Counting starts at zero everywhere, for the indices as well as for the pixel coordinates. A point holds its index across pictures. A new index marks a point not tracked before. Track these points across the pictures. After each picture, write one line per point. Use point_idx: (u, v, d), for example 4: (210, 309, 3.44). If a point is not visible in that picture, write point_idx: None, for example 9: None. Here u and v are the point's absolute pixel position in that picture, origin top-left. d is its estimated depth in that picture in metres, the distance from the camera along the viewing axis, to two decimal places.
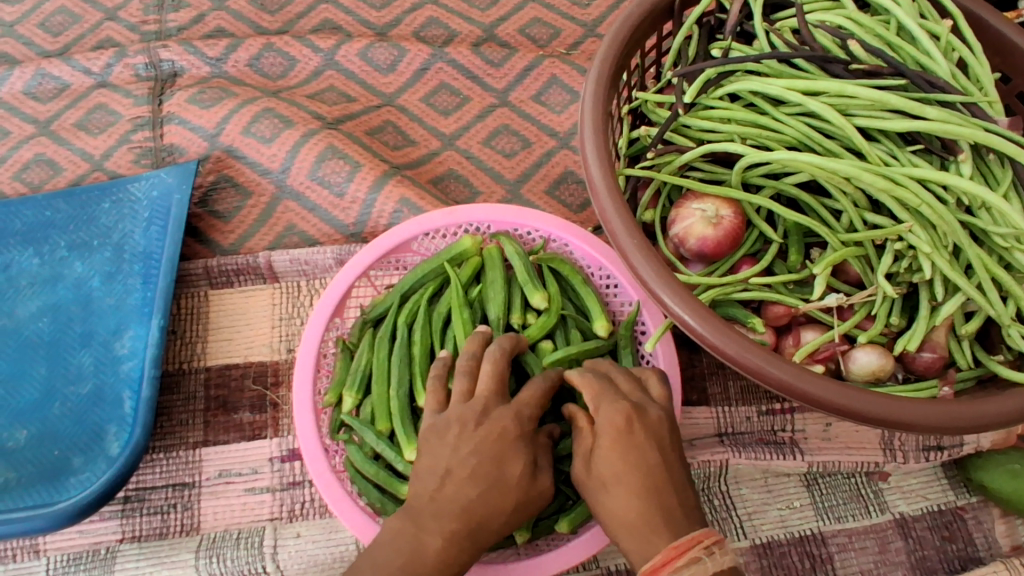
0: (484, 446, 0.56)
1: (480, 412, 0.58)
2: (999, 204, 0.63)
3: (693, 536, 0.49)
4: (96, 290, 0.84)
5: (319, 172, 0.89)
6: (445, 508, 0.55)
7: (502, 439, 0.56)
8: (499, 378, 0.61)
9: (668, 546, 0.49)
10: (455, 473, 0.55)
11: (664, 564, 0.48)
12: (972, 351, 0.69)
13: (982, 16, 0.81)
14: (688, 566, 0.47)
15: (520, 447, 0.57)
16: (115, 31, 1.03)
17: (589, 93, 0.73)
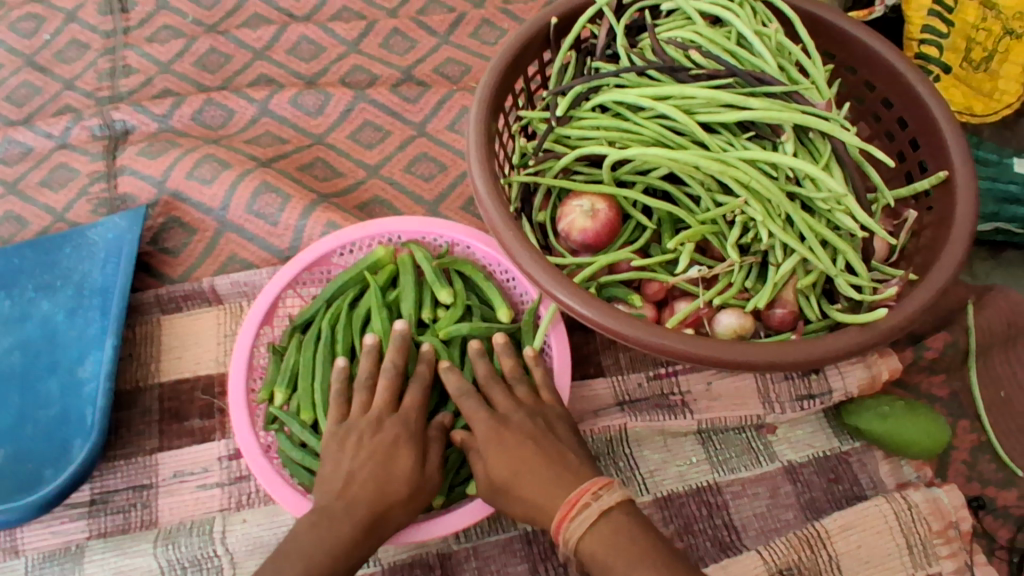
0: (384, 450, 0.68)
1: (378, 424, 0.70)
2: (816, 174, 0.73)
3: (583, 488, 0.63)
4: (61, 325, 0.93)
5: (255, 206, 1.01)
6: (354, 502, 0.65)
7: (396, 444, 0.69)
8: (391, 390, 0.73)
9: (565, 502, 0.62)
10: (358, 475, 0.67)
11: (565, 516, 0.62)
12: (819, 304, 0.79)
13: None
14: (580, 512, 0.61)
15: (408, 449, 0.69)
16: (72, 99, 1.16)
17: (472, 116, 0.84)
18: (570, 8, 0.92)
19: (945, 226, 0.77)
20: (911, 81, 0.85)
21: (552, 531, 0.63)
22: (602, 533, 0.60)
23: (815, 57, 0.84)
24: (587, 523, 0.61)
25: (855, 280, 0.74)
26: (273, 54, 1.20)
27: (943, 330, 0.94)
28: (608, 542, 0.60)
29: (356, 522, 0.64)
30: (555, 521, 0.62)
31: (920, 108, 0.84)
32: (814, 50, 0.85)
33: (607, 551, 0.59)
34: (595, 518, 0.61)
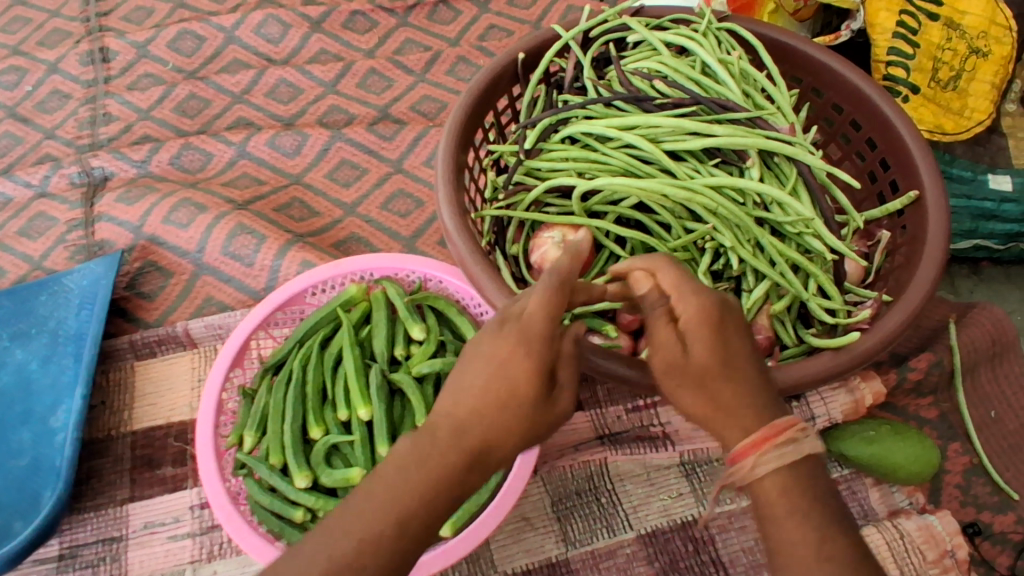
0: (505, 365, 0.48)
1: (501, 327, 0.49)
2: (784, 197, 0.73)
3: (789, 421, 0.49)
4: (34, 373, 0.92)
5: (230, 247, 1.01)
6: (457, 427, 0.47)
7: (513, 357, 0.48)
8: (546, 301, 0.49)
9: (767, 425, 0.48)
10: (472, 392, 0.48)
11: (763, 441, 0.48)
12: (794, 329, 0.77)
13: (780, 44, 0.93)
14: (788, 444, 0.47)
15: (532, 370, 0.48)
16: (53, 148, 1.18)
17: (440, 151, 0.83)
18: (537, 43, 0.92)
19: (918, 245, 0.76)
20: (877, 102, 0.84)
21: (733, 450, 0.49)
22: (795, 479, 0.47)
23: (780, 82, 0.85)
24: (785, 459, 0.47)
25: (827, 303, 0.74)
26: (251, 97, 1.21)
27: (928, 350, 0.92)
28: (805, 488, 0.47)
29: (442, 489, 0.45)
30: (749, 440, 0.48)
31: (888, 129, 0.83)
32: (778, 76, 0.85)
33: (804, 505, 0.46)
34: (800, 458, 0.48)
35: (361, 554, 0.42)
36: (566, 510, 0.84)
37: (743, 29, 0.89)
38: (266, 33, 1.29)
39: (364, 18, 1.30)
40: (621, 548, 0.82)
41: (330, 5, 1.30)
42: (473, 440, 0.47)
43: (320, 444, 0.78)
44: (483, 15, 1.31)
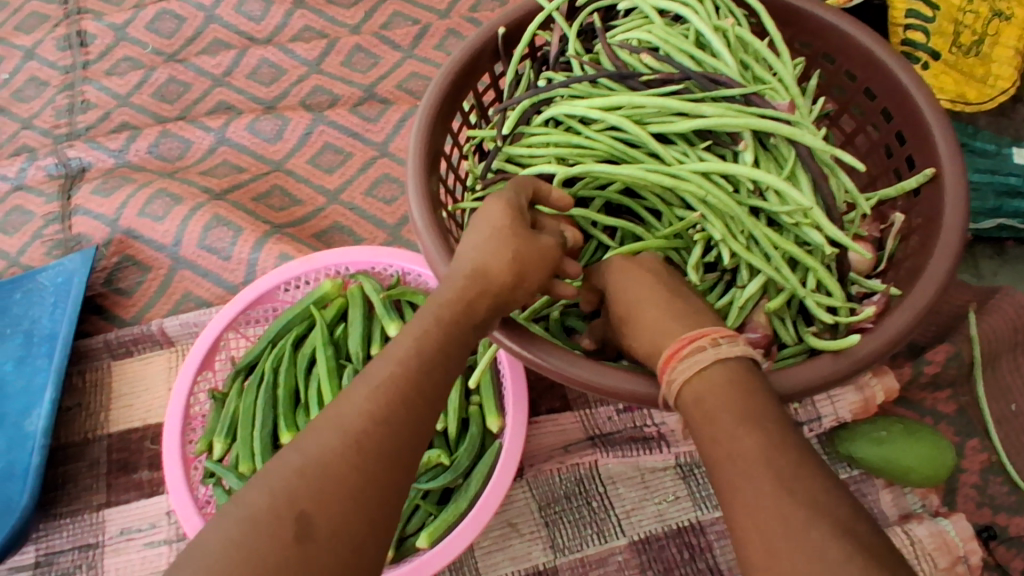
0: (490, 236, 0.57)
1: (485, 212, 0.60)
2: (778, 185, 0.66)
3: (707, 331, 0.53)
4: (8, 375, 0.90)
5: (207, 240, 0.97)
6: (446, 296, 0.55)
7: (499, 231, 0.57)
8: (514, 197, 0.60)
9: (684, 337, 0.53)
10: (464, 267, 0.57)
11: (674, 356, 0.53)
12: (795, 326, 0.70)
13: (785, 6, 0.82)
14: (697, 349, 0.51)
15: (514, 240, 0.57)
16: (30, 138, 1.14)
17: (411, 137, 0.77)
18: (517, 15, 0.85)
19: (934, 227, 0.68)
20: (892, 69, 0.76)
21: (660, 362, 0.54)
22: (707, 378, 0.50)
23: (784, 50, 0.76)
24: (697, 366, 0.51)
25: (826, 301, 0.67)
26: (232, 79, 1.16)
27: (946, 341, 0.85)
28: (717, 383, 0.49)
29: (447, 304, 0.54)
30: (663, 363, 0.54)
31: (904, 98, 0.75)
32: (781, 44, 0.77)
33: (712, 393, 0.48)
34: (711, 360, 0.50)
35: (374, 407, 0.46)
36: (554, 514, 0.79)
37: None
38: (247, 11, 1.22)
39: None
40: (612, 555, 0.77)
41: None
42: (465, 277, 0.56)
43: None
44: None
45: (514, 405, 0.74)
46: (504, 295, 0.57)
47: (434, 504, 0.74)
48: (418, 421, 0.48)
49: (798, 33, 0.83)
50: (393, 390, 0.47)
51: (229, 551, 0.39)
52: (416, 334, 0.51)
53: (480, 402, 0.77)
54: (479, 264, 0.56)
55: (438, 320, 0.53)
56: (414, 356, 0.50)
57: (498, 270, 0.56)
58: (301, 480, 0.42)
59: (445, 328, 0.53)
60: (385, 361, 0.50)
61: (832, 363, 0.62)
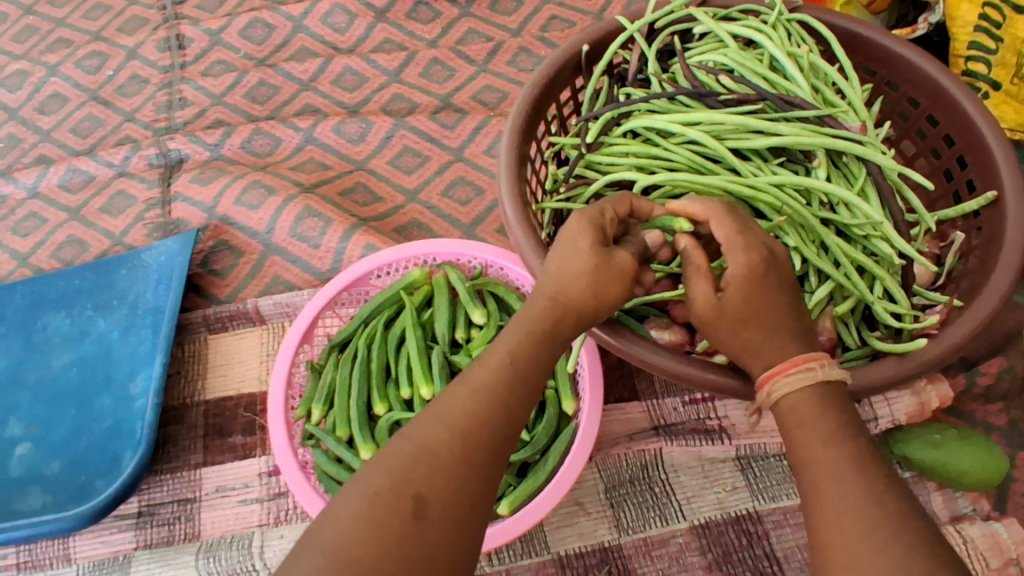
0: (570, 259, 0.57)
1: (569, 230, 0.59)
2: (852, 199, 0.72)
3: (809, 355, 0.56)
4: (115, 342, 0.99)
5: (298, 229, 1.04)
6: (532, 311, 0.57)
7: (579, 254, 0.57)
8: (596, 220, 0.59)
9: (787, 359, 0.56)
10: (545, 287, 0.58)
11: (776, 373, 0.55)
12: (858, 331, 0.75)
13: (854, 38, 0.88)
14: (800, 371, 0.54)
15: (592, 265, 0.56)
16: (132, 130, 1.23)
17: (503, 141, 0.85)
18: (600, 34, 0.93)
19: (994, 245, 0.74)
20: (957, 98, 0.82)
21: (758, 379, 0.57)
22: (812, 399, 0.54)
23: (853, 76, 0.83)
24: (801, 383, 0.54)
25: (893, 307, 0.72)
26: (318, 85, 1.24)
27: (999, 355, 0.91)
28: (820, 407, 0.53)
29: (530, 325, 0.56)
30: (767, 374, 0.56)
31: (967, 126, 0.81)
32: (851, 70, 0.83)
33: (818, 419, 0.53)
34: (815, 382, 0.54)
35: (476, 405, 0.52)
36: (619, 497, 0.85)
37: (816, 21, 0.88)
38: (333, 22, 1.30)
39: (428, 8, 1.31)
40: (674, 537, 0.82)
41: None
42: (546, 297, 0.57)
43: (383, 421, 0.81)
44: (545, 6, 1.30)
45: (590, 390, 0.80)
46: (585, 315, 0.58)
47: (513, 477, 0.80)
48: (515, 419, 0.53)
49: (864, 62, 0.90)
50: (492, 394, 0.53)
51: (355, 519, 0.46)
52: (510, 341, 0.56)
53: (556, 387, 0.83)
54: (556, 288, 0.57)
55: (530, 333, 0.56)
56: (509, 361, 0.55)
57: (575, 294, 0.57)
58: (413, 468, 0.49)
59: (535, 339, 0.56)
60: (484, 365, 0.55)
61: (900, 364, 0.67)
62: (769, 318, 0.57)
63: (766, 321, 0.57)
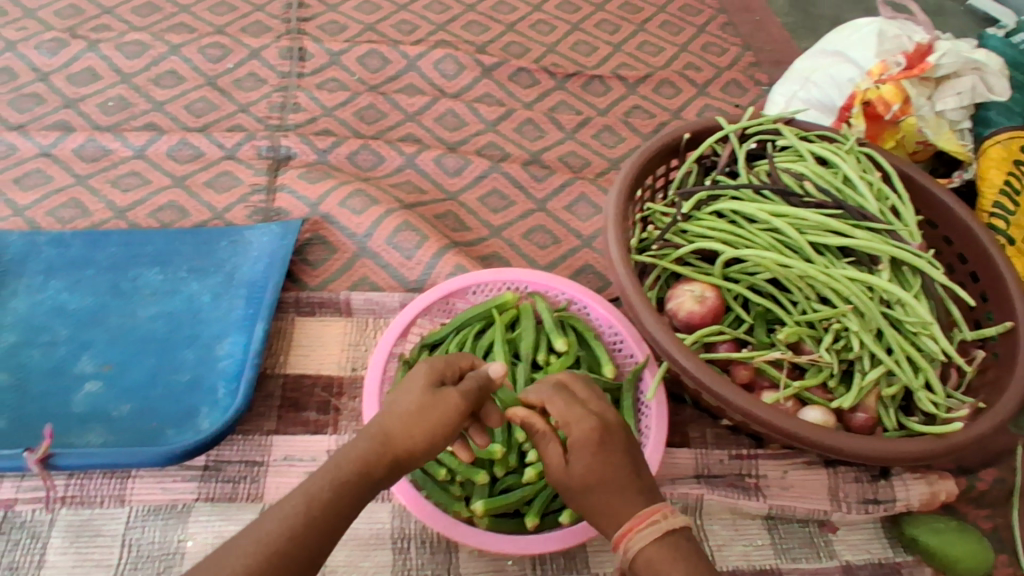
0: (406, 404, 0.65)
1: (408, 380, 0.68)
2: (910, 300, 0.87)
3: (654, 508, 0.65)
4: (205, 305, 1.04)
5: (395, 239, 1.14)
6: (360, 441, 0.64)
7: (416, 401, 0.65)
8: (435, 371, 0.69)
9: (635, 515, 0.64)
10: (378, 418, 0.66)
11: (629, 529, 0.64)
12: (896, 416, 0.91)
13: (909, 177, 1.06)
14: (649, 525, 0.63)
15: (423, 411, 0.65)
16: (244, 120, 1.33)
17: (613, 196, 0.98)
18: (700, 127, 1.09)
19: (1010, 374, 0.88)
20: (994, 259, 0.97)
21: (614, 536, 0.65)
22: (664, 549, 0.62)
23: (908, 204, 1.01)
24: (650, 536, 0.63)
25: (932, 397, 0.87)
26: (422, 118, 1.37)
27: (995, 467, 1.04)
28: (677, 552, 0.62)
29: (350, 461, 0.62)
30: (619, 534, 0.64)
31: (999, 283, 0.96)
32: (907, 199, 1.01)
33: (674, 563, 0.61)
34: (661, 533, 0.63)
35: (281, 534, 0.57)
36: None
37: (878, 156, 1.06)
38: (442, 69, 1.46)
39: (528, 75, 1.48)
40: None
41: (501, 59, 1.49)
42: (375, 436, 0.64)
43: None
44: (631, 96, 1.48)
45: (657, 427, 0.88)
46: (405, 459, 0.65)
47: None
48: (313, 552, 0.58)
49: (915, 199, 1.07)
50: (290, 531, 0.57)
51: None
52: (329, 471, 0.61)
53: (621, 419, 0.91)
54: (389, 429, 0.64)
55: (353, 465, 0.62)
56: (324, 491, 0.60)
57: (405, 433, 0.64)
58: None
59: (352, 474, 0.62)
60: (299, 493, 0.60)
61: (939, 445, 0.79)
62: (608, 459, 0.67)
63: (607, 469, 0.67)
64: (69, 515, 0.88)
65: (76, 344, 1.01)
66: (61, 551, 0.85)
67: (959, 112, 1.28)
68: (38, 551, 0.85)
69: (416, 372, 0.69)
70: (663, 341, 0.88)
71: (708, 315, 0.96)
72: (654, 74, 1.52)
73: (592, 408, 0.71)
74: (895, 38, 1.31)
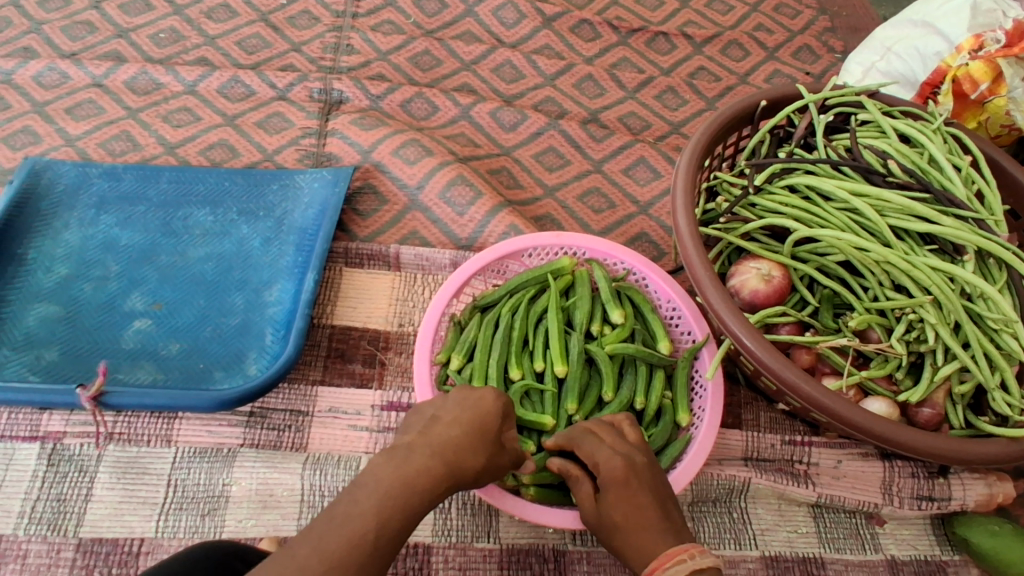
0: (472, 428, 0.70)
1: (473, 403, 0.73)
2: (995, 295, 0.82)
3: (683, 546, 0.62)
4: (256, 249, 1.03)
5: (448, 194, 1.11)
6: (430, 448, 0.67)
7: (482, 428, 0.71)
8: (499, 403, 0.74)
9: (664, 554, 0.62)
10: (442, 429, 0.69)
11: (656, 567, 0.62)
12: (964, 414, 0.87)
13: (998, 163, 1.00)
14: (675, 564, 0.61)
15: (488, 443, 0.71)
16: (297, 60, 1.29)
17: (683, 164, 0.93)
18: (779, 95, 1.02)
19: None
20: None
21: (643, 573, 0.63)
22: None
23: (996, 190, 0.94)
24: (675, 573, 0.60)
25: (1008, 398, 0.83)
26: (478, 68, 1.32)
27: None
28: None
29: (416, 476, 0.65)
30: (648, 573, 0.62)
31: None
32: (996, 185, 0.95)
33: None
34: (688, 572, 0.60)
35: (361, 528, 0.59)
36: (700, 512, 0.90)
37: (967, 136, 0.99)
38: (502, 17, 1.40)
39: (590, 28, 1.40)
40: (744, 562, 0.87)
41: (564, 8, 1.41)
42: (445, 454, 0.67)
43: (519, 384, 0.86)
44: (697, 56, 1.40)
45: (711, 409, 0.86)
46: (462, 483, 0.69)
47: None
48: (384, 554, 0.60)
49: (1003, 188, 1.01)
50: (372, 529, 0.60)
51: None
52: (404, 477, 0.64)
53: (673, 397, 0.89)
54: (459, 452, 0.68)
55: (427, 473, 0.65)
56: (399, 493, 0.63)
57: (469, 461, 0.68)
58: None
59: (423, 484, 0.65)
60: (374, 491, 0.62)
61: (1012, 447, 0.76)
62: (635, 492, 0.68)
63: (635, 501, 0.67)
64: (117, 452, 0.89)
65: (126, 280, 1.01)
66: (108, 486, 0.86)
67: None
68: (85, 485, 0.86)
69: (480, 397, 0.74)
70: (724, 315, 0.84)
71: (773, 296, 0.91)
72: (723, 34, 1.43)
73: (619, 447, 0.72)
74: (989, 12, 1.20)
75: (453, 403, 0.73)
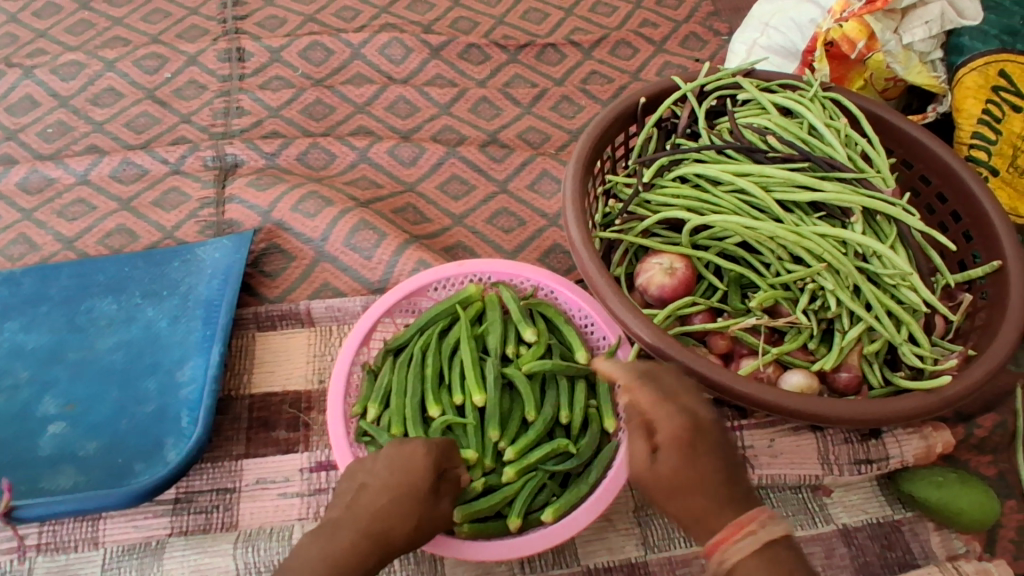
0: (399, 493, 0.68)
1: (401, 464, 0.70)
2: (885, 252, 0.83)
3: (752, 516, 0.60)
4: (163, 329, 1.01)
5: (352, 240, 1.10)
6: (355, 518, 0.67)
7: (408, 491, 0.69)
8: (427, 458, 0.71)
9: (733, 523, 0.60)
10: (368, 497, 0.68)
11: (725, 539, 0.59)
12: (881, 372, 0.88)
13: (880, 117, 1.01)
14: (746, 538, 0.58)
15: (417, 508, 0.68)
16: (188, 131, 1.28)
17: (569, 174, 0.93)
18: (656, 90, 1.03)
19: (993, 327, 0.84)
20: (981, 201, 0.93)
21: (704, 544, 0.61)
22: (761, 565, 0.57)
23: (879, 147, 0.95)
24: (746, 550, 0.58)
25: (917, 350, 0.84)
26: (372, 109, 1.32)
27: (992, 411, 1.01)
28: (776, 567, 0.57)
29: (342, 553, 0.65)
30: (714, 541, 0.60)
31: (986, 223, 0.92)
32: (878, 142, 0.96)
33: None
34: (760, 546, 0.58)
35: None
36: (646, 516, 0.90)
37: (844, 98, 1.00)
38: (389, 54, 1.40)
39: (479, 51, 1.41)
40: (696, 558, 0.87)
41: (450, 36, 1.42)
42: (371, 529, 0.67)
43: (439, 421, 0.85)
44: (587, 61, 1.41)
45: None
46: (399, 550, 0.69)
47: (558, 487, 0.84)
48: None
49: (889, 141, 1.02)
50: None
51: None
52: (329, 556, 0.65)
53: (598, 406, 0.88)
54: (388, 523, 0.67)
55: (353, 548, 0.66)
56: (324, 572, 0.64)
57: (398, 534, 0.67)
58: None
59: (349, 558, 0.65)
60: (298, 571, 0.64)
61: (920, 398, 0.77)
62: (700, 458, 0.61)
63: (702, 468, 0.61)
64: (47, 563, 0.85)
65: (37, 385, 0.98)
66: None
67: (928, 43, 1.17)
68: None
69: (412, 456, 0.71)
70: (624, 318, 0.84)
71: (678, 287, 0.92)
72: (609, 35, 1.45)
73: (682, 402, 0.64)
74: None
75: (385, 463, 0.71)
